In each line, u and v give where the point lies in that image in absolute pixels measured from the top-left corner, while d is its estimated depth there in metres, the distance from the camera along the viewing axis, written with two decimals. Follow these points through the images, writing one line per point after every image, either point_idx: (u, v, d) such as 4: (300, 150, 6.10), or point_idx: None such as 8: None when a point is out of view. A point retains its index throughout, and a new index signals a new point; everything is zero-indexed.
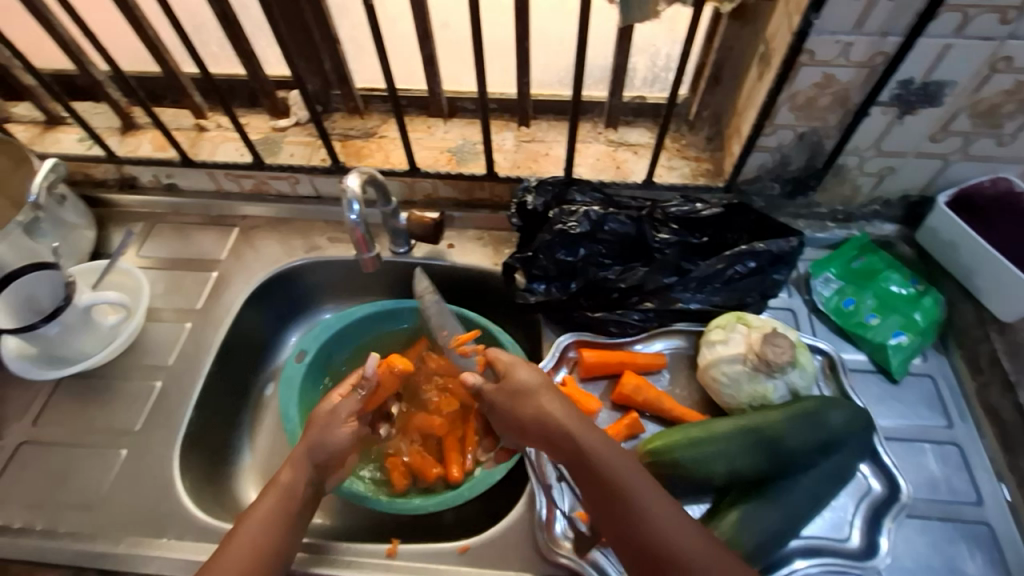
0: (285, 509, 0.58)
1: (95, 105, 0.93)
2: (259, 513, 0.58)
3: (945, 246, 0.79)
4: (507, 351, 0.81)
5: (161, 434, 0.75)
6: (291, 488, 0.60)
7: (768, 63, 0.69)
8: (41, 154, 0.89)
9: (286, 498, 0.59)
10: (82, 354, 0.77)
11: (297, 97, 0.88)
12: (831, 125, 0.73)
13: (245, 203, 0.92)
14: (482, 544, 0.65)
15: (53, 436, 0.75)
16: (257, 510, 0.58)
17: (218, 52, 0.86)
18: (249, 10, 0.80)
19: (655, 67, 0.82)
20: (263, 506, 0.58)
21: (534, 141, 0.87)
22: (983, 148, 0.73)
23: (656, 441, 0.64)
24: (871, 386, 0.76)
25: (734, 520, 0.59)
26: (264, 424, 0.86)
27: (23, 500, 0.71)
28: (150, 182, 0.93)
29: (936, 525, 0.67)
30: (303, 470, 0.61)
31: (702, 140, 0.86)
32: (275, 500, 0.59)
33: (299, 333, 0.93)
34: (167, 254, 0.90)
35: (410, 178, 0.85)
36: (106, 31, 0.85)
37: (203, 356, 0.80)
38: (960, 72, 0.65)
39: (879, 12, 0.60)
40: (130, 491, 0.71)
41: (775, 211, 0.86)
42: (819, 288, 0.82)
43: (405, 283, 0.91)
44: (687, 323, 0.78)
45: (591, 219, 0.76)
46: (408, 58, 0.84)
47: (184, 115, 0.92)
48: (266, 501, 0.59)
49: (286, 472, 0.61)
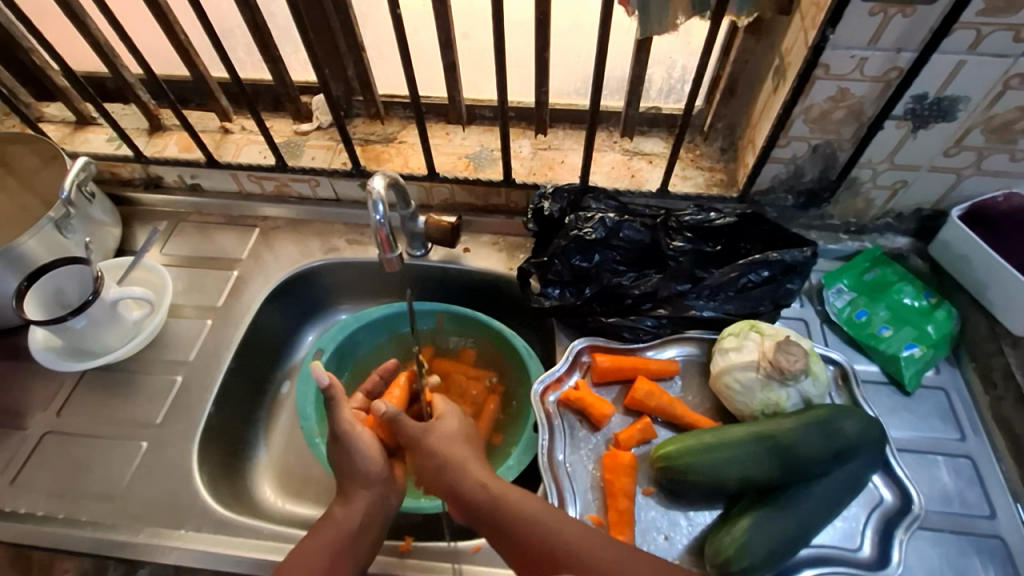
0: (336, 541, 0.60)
1: (125, 106, 0.96)
2: (313, 559, 0.58)
3: (958, 260, 0.79)
4: (522, 356, 0.82)
5: (181, 428, 0.76)
6: (340, 525, 0.61)
7: (783, 76, 0.70)
8: (72, 153, 0.91)
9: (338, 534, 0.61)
10: (106, 349, 0.79)
11: (320, 102, 0.90)
12: (845, 138, 0.74)
13: (266, 204, 0.94)
14: (494, 545, 0.66)
15: (75, 428, 0.77)
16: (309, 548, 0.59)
17: (246, 58, 0.88)
18: (277, 18, 0.83)
19: (671, 79, 0.83)
20: (318, 542, 0.60)
21: (551, 149, 0.89)
22: (996, 163, 0.74)
23: (670, 445, 0.67)
24: (883, 397, 0.77)
25: (745, 524, 0.60)
26: (279, 422, 0.88)
27: (46, 489, 0.72)
28: (174, 182, 0.95)
29: (948, 537, 0.68)
30: (355, 502, 0.63)
31: (716, 151, 0.87)
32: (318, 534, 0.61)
33: (316, 333, 0.95)
34: (188, 252, 0.92)
35: (429, 182, 0.87)
36: (139, 36, 0.87)
37: (223, 352, 0.82)
38: (974, 88, 0.66)
39: (893, 29, 0.62)
40: (150, 482, 0.72)
41: (787, 223, 0.87)
42: (831, 299, 0.83)
43: (422, 287, 0.93)
44: (700, 331, 0.78)
45: (606, 226, 0.77)
46: (431, 66, 0.86)
47: (209, 118, 0.94)
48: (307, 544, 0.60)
49: (341, 505, 0.64)
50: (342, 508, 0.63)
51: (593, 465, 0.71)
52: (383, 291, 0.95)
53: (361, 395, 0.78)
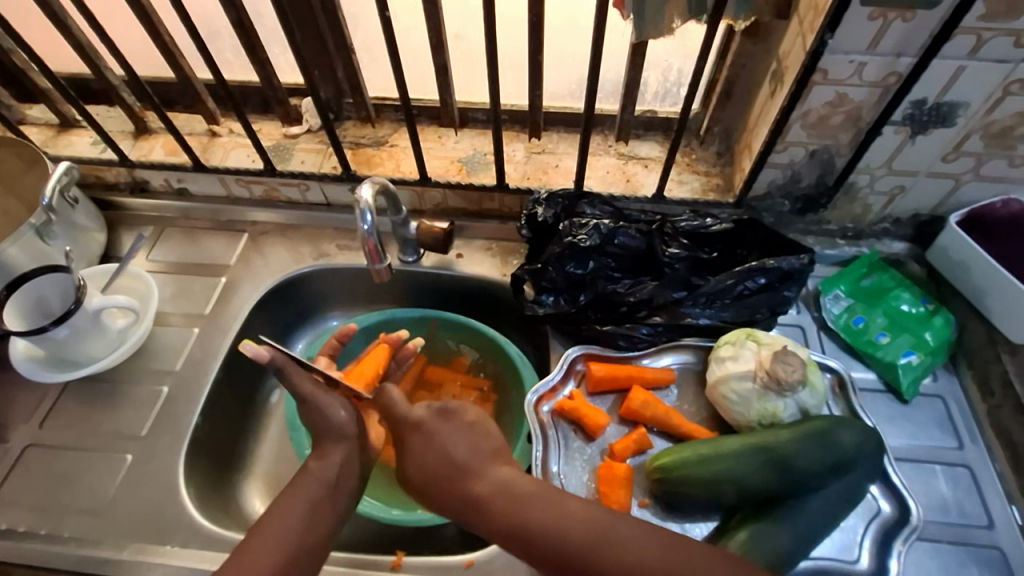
0: (313, 507, 0.56)
1: (109, 108, 0.94)
2: (272, 533, 0.54)
3: (956, 266, 0.78)
4: (517, 364, 0.81)
5: (166, 439, 0.75)
6: (315, 489, 0.57)
7: (780, 81, 0.69)
8: (55, 157, 0.90)
9: (312, 504, 0.56)
10: (90, 358, 0.77)
11: (309, 104, 0.88)
12: (843, 143, 0.73)
13: (255, 209, 0.92)
14: (487, 559, 0.65)
15: (58, 440, 0.75)
16: (269, 522, 0.54)
17: (233, 60, 0.86)
18: (264, 19, 0.81)
19: (667, 82, 0.82)
20: (288, 509, 0.55)
21: (545, 153, 0.87)
22: (995, 168, 0.73)
23: (666, 456, 0.66)
24: (880, 405, 0.76)
25: (743, 539, 0.59)
26: (269, 430, 0.86)
27: (28, 503, 0.71)
28: (161, 186, 0.93)
29: (946, 548, 0.67)
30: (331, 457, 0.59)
31: (712, 155, 0.86)
32: (288, 499, 0.56)
33: (306, 341, 0.93)
34: (176, 258, 0.90)
35: (421, 187, 0.86)
36: (122, 38, 0.85)
37: (210, 361, 0.80)
38: (973, 94, 0.65)
39: (892, 34, 0.61)
40: (135, 496, 0.71)
41: (784, 228, 0.86)
42: (828, 306, 0.82)
43: (414, 293, 0.91)
44: (697, 338, 0.77)
45: (601, 232, 0.76)
46: (422, 69, 0.85)
47: (196, 121, 0.92)
48: (283, 515, 0.55)
49: (316, 460, 0.60)
50: (316, 462, 0.59)
51: (588, 475, 0.70)
52: (374, 297, 0.93)
53: (324, 358, 0.75)
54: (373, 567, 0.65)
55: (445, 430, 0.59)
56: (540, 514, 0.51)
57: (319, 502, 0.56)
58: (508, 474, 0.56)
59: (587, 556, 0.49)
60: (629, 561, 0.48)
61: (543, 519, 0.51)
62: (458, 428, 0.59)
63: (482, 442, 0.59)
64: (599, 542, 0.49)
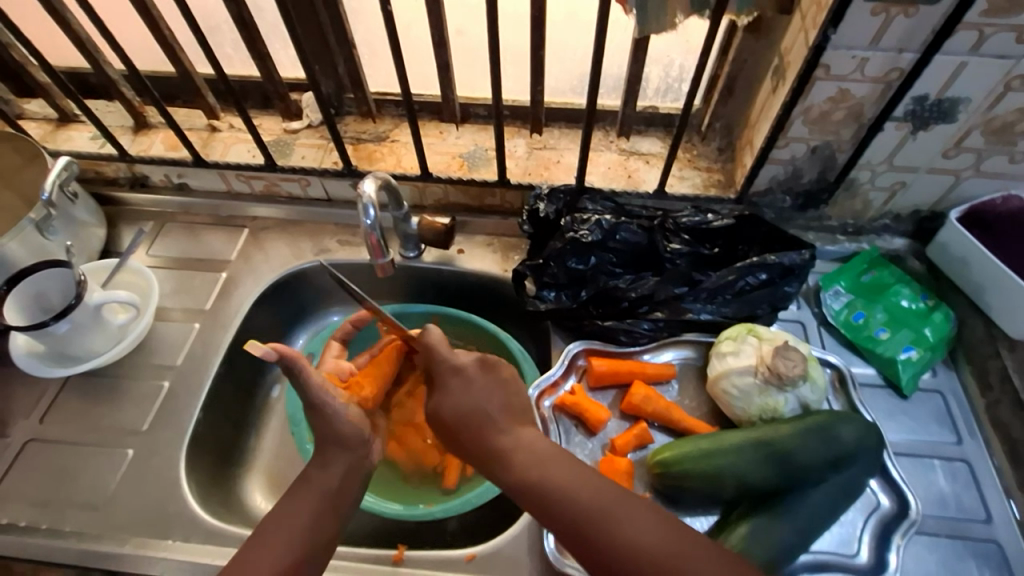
0: (322, 506, 0.56)
1: (108, 103, 0.93)
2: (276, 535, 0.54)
3: (955, 262, 0.79)
4: (518, 359, 0.81)
5: (168, 434, 0.75)
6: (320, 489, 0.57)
7: (782, 77, 0.69)
8: (54, 151, 0.89)
9: (320, 505, 0.56)
10: (90, 354, 0.77)
11: (310, 99, 0.88)
12: (844, 139, 0.73)
13: (255, 204, 0.92)
14: (489, 553, 0.65)
15: (59, 435, 0.75)
16: (276, 523, 0.55)
17: (233, 54, 0.86)
18: (265, 14, 0.81)
19: (669, 78, 0.82)
20: (296, 508, 0.56)
21: (546, 149, 0.87)
22: (995, 164, 0.73)
23: (667, 451, 0.66)
24: (879, 400, 0.76)
25: (743, 533, 0.60)
26: (270, 425, 0.86)
27: (29, 498, 0.71)
28: (161, 181, 0.93)
29: (944, 542, 0.68)
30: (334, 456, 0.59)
31: (713, 150, 0.86)
32: (295, 500, 0.56)
33: (306, 336, 0.93)
34: (176, 253, 0.90)
35: (422, 182, 0.86)
36: (122, 33, 0.85)
37: (211, 357, 0.80)
38: (975, 90, 0.65)
39: (894, 30, 0.61)
40: (136, 491, 0.71)
41: (785, 224, 0.86)
42: (828, 301, 0.82)
43: (415, 288, 0.91)
44: (697, 334, 0.78)
45: (603, 228, 0.76)
46: (423, 64, 0.84)
47: (196, 116, 0.92)
48: (292, 517, 0.55)
49: (320, 455, 0.60)
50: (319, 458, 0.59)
51: (589, 470, 0.70)
52: (375, 292, 0.93)
53: (338, 343, 0.79)
54: (374, 561, 0.65)
55: (480, 385, 0.60)
56: (562, 477, 0.53)
57: (326, 504, 0.57)
58: (531, 437, 0.57)
59: (601, 529, 0.49)
60: (635, 533, 0.49)
61: (562, 481, 0.52)
62: (492, 381, 0.60)
63: (512, 399, 0.60)
64: (610, 510, 0.50)
